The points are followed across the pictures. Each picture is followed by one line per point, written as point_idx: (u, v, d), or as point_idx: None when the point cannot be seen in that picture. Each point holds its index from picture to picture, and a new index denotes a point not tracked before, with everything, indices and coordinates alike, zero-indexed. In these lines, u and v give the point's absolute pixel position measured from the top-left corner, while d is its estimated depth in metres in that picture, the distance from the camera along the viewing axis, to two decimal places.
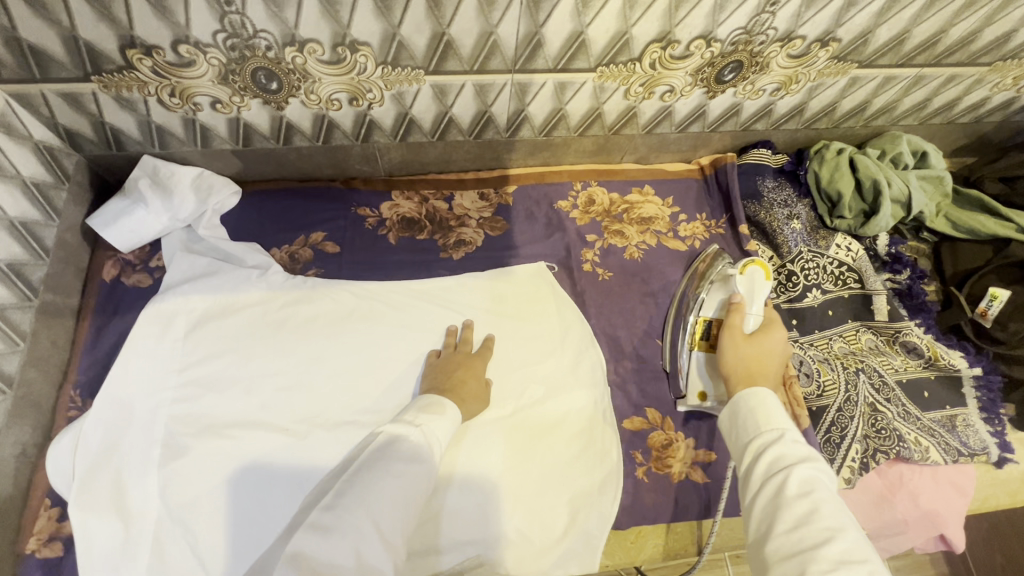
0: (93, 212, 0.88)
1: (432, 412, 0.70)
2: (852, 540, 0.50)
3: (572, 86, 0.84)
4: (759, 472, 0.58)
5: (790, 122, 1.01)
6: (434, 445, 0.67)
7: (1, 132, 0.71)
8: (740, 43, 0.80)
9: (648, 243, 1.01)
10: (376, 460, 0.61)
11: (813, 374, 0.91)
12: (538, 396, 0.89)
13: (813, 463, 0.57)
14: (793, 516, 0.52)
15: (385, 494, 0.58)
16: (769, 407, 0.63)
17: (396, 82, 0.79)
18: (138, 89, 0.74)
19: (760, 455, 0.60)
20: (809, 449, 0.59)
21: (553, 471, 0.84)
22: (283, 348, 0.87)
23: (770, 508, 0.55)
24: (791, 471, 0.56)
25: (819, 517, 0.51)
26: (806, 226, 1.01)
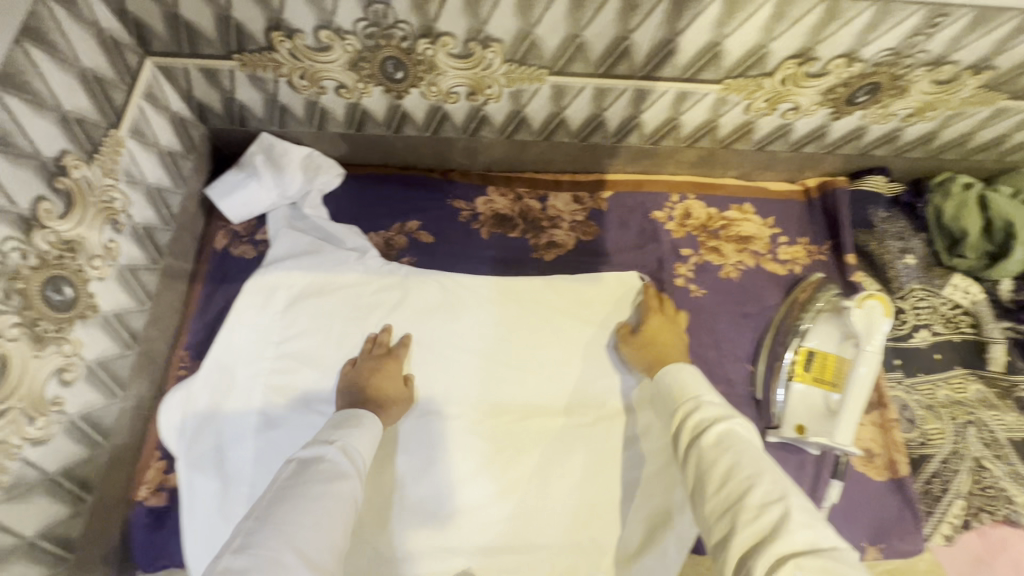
0: (211, 182, 0.92)
1: (349, 426, 0.68)
2: (771, 481, 0.52)
3: (693, 97, 0.82)
4: (686, 438, 0.61)
5: (915, 150, 0.94)
6: (356, 463, 0.64)
7: (146, 101, 0.75)
8: (884, 65, 0.75)
9: (745, 263, 0.97)
10: (294, 486, 0.56)
11: (916, 419, 0.86)
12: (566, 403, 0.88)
13: (725, 418, 0.59)
14: (718, 476, 0.55)
15: (310, 518, 0.53)
16: (684, 377, 0.68)
17: (518, 80, 0.78)
18: (272, 69, 0.76)
19: (683, 423, 0.62)
20: (718, 406, 0.62)
21: (565, 480, 0.84)
22: (371, 332, 0.89)
23: (702, 471, 0.57)
24: (708, 435, 0.58)
25: (739, 474, 0.53)
26: (919, 262, 0.95)
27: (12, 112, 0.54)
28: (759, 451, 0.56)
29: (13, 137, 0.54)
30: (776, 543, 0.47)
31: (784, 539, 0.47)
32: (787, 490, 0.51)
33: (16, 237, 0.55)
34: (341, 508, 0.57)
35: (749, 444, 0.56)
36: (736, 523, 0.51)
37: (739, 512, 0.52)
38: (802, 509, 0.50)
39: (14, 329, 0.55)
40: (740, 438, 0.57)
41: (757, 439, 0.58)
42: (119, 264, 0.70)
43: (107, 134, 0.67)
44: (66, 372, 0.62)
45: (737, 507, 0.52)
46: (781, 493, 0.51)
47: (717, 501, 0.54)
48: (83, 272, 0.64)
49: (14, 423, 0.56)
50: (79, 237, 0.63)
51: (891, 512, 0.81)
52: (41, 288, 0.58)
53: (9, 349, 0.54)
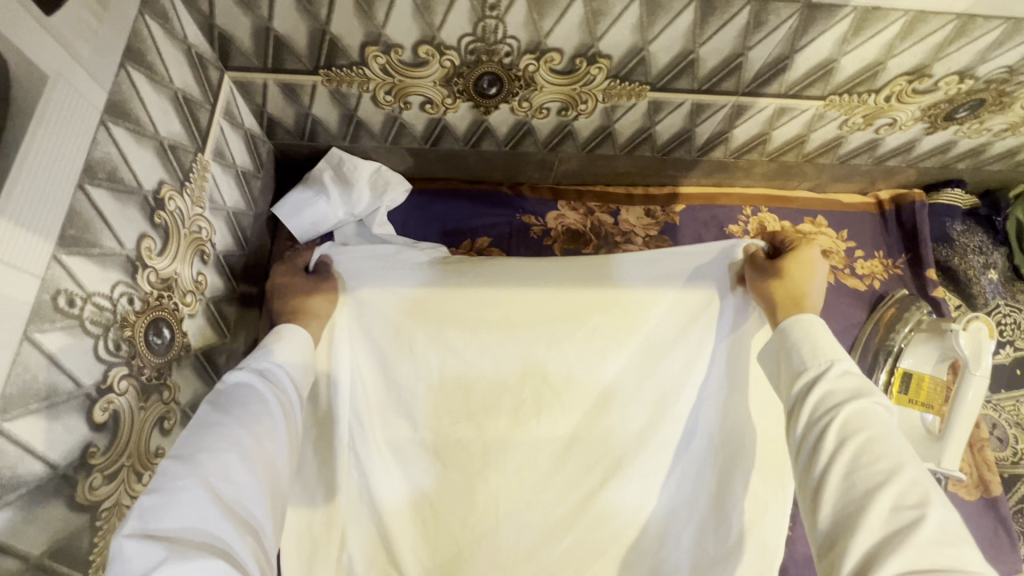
0: (278, 202, 0.86)
1: (264, 346, 0.61)
2: (912, 480, 0.45)
3: (792, 112, 0.79)
4: (808, 415, 0.51)
5: (996, 163, 0.93)
6: (277, 381, 0.58)
7: (226, 120, 0.70)
8: (994, 82, 0.73)
9: (825, 279, 0.94)
10: (216, 412, 0.51)
11: (1008, 438, 0.87)
12: (540, 421, 0.78)
13: (868, 398, 0.50)
14: (845, 461, 0.47)
15: (230, 443, 0.48)
16: (816, 338, 0.56)
17: (615, 96, 0.75)
18: (358, 85, 0.72)
19: (810, 398, 0.52)
20: (864, 388, 0.51)
21: (521, 505, 0.77)
22: (441, 353, 0.76)
23: (825, 461, 0.48)
24: (846, 408, 0.49)
25: (868, 469, 0.46)
26: (1001, 277, 0.95)
27: (119, 144, 0.49)
28: (900, 447, 0.47)
29: (120, 172, 0.49)
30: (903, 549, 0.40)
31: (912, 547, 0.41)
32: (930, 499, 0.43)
33: (124, 281, 0.50)
34: (265, 436, 0.52)
35: (885, 433, 0.48)
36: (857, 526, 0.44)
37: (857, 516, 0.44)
38: (945, 522, 0.42)
39: (123, 383, 0.50)
40: (879, 427, 0.48)
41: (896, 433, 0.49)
42: (205, 298, 0.66)
43: (196, 159, 0.62)
44: (166, 420, 0.58)
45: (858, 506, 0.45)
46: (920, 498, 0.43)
47: (837, 496, 0.46)
48: (178, 310, 0.59)
49: (125, 482, 0.51)
50: (175, 274, 0.59)
51: (986, 532, 0.81)
52: (145, 334, 0.53)
53: (119, 405, 0.50)
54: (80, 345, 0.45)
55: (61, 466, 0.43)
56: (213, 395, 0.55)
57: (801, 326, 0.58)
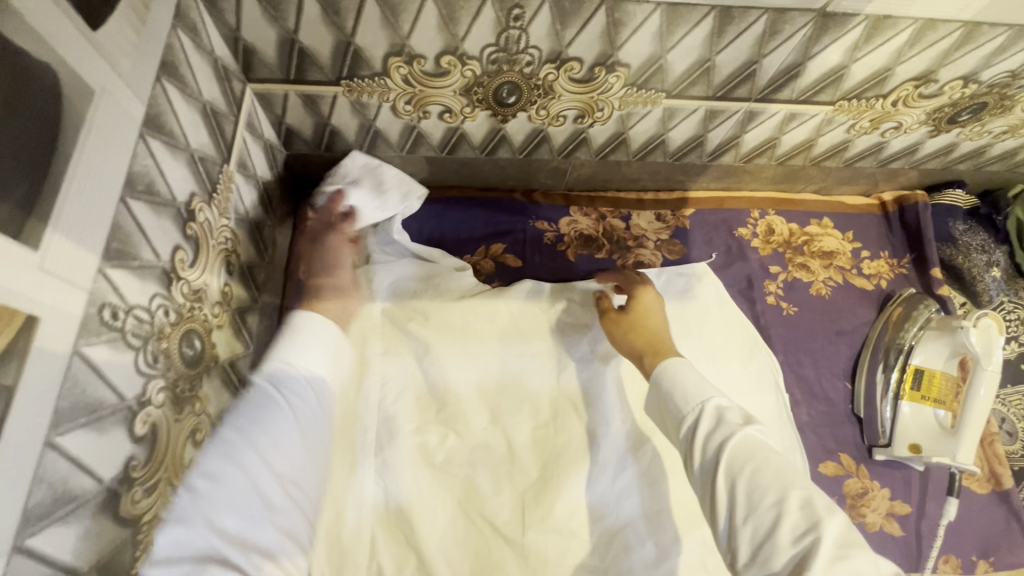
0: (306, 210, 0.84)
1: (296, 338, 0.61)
2: (802, 496, 0.46)
3: (801, 117, 0.81)
4: (699, 456, 0.52)
5: (996, 164, 0.96)
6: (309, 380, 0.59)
7: (248, 131, 0.70)
8: (997, 86, 0.75)
9: (833, 280, 0.96)
10: (254, 413, 0.53)
11: (1016, 432, 0.89)
12: (545, 428, 0.81)
13: (742, 426, 0.52)
14: (742, 500, 0.47)
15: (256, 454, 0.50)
16: (684, 380, 0.59)
17: (631, 104, 0.76)
18: (379, 95, 0.72)
19: (698, 441, 0.53)
20: (735, 416, 0.54)
21: (534, 516, 0.75)
22: (461, 349, 0.84)
23: (723, 501, 0.48)
24: (730, 445, 0.50)
25: (762, 489, 0.47)
26: (1004, 274, 0.97)
27: (155, 157, 0.49)
28: (784, 463, 0.49)
29: (157, 185, 0.50)
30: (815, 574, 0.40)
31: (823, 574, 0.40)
32: (823, 516, 0.44)
33: (161, 293, 0.50)
34: (287, 451, 0.53)
35: (769, 454, 0.49)
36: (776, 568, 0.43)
37: (770, 555, 0.43)
38: (846, 534, 0.43)
39: (160, 395, 0.50)
40: (764, 450, 0.50)
41: (776, 451, 0.51)
42: (232, 309, 0.66)
43: (222, 170, 0.62)
44: (198, 432, 0.58)
45: (768, 542, 0.44)
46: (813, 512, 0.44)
47: (750, 537, 0.46)
48: (207, 321, 0.60)
49: (162, 495, 0.51)
50: (204, 285, 0.59)
51: (998, 524, 0.83)
52: (179, 346, 0.53)
53: (157, 418, 0.50)
54: (123, 358, 0.45)
55: (106, 479, 0.43)
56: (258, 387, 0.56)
57: (671, 372, 0.61)
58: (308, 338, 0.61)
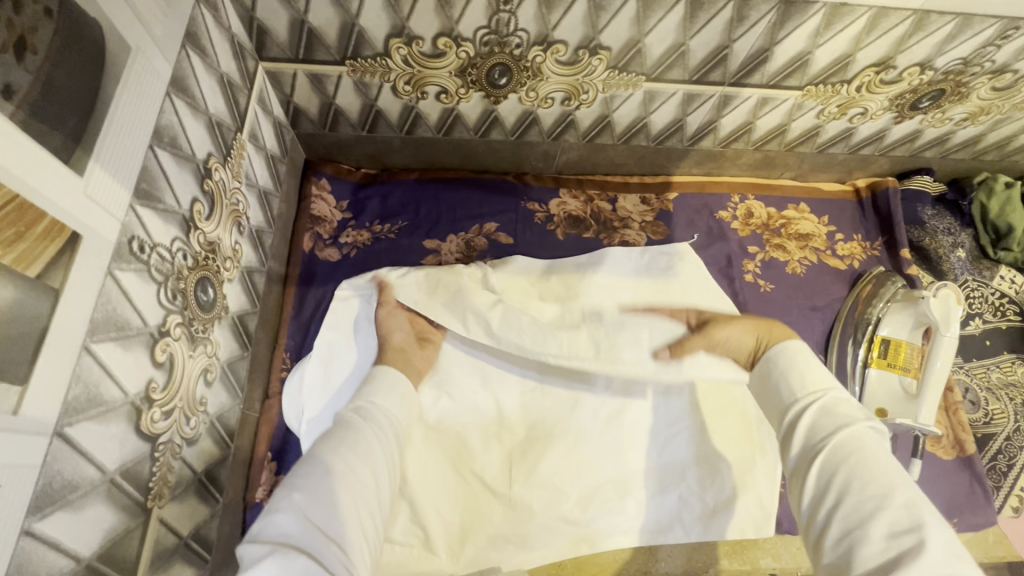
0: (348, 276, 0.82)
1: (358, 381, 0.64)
2: (903, 503, 0.45)
3: (773, 102, 0.87)
4: (797, 441, 0.54)
5: (960, 152, 1.02)
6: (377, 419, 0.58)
7: (259, 106, 0.76)
8: (952, 73, 0.81)
9: (808, 259, 1.02)
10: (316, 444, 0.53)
11: (979, 401, 0.93)
12: (530, 395, 0.84)
13: (860, 420, 0.53)
14: (843, 490, 0.48)
15: (327, 466, 0.49)
16: (802, 367, 0.59)
17: (614, 86, 0.82)
18: (381, 75, 0.78)
19: (797, 430, 0.55)
20: (850, 410, 0.54)
21: (520, 471, 0.80)
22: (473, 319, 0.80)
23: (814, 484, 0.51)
24: (837, 436, 0.51)
25: (862, 483, 0.47)
26: (969, 255, 1.03)
27: (179, 114, 0.55)
28: (892, 463, 0.49)
29: (179, 140, 0.55)
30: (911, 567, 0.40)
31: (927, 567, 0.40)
32: (927, 519, 0.43)
33: (180, 237, 0.55)
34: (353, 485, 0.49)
35: (877, 451, 0.50)
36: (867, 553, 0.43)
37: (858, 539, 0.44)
38: (944, 537, 0.42)
39: (177, 329, 0.55)
40: (873, 445, 0.50)
41: (891, 455, 0.51)
42: (241, 267, 0.71)
43: (235, 137, 0.68)
44: (208, 372, 0.63)
45: (860, 529, 0.45)
46: (911, 510, 0.44)
47: (840, 522, 0.47)
48: (219, 273, 0.65)
49: (176, 422, 0.56)
50: (217, 239, 0.64)
51: (963, 488, 0.87)
52: (194, 289, 0.59)
53: (175, 349, 0.55)
54: (147, 288, 0.50)
55: (131, 393, 0.48)
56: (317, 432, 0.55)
57: (791, 353, 0.62)
58: (385, 383, 0.65)
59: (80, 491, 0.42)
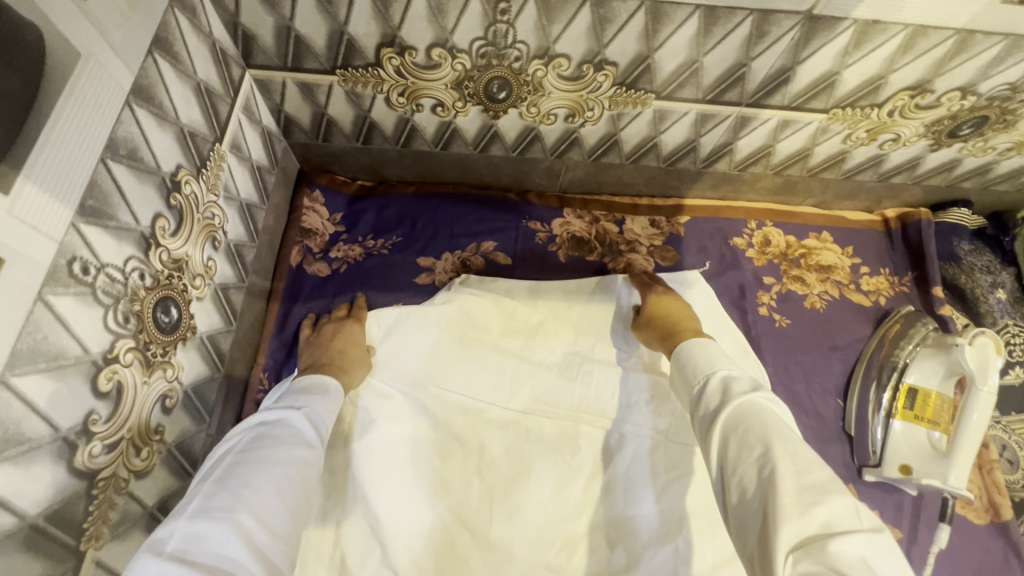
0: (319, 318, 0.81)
1: (313, 391, 0.63)
2: (781, 455, 0.45)
3: (795, 124, 0.80)
4: (701, 417, 0.55)
5: (1003, 183, 0.93)
6: (320, 434, 0.59)
7: (244, 115, 0.73)
8: (997, 99, 0.74)
9: (829, 294, 0.94)
10: (253, 453, 0.50)
11: (1018, 461, 0.84)
12: (516, 429, 0.78)
13: (745, 393, 0.53)
14: (734, 451, 0.48)
15: (271, 483, 0.48)
16: (705, 354, 0.61)
17: (621, 104, 0.77)
18: (373, 86, 0.74)
19: (700, 406, 0.56)
20: (739, 386, 0.54)
21: (503, 509, 0.73)
22: (465, 347, 0.81)
23: (715, 458, 0.50)
24: (726, 413, 0.52)
25: (742, 442, 0.48)
26: (1010, 296, 0.94)
27: (141, 124, 0.51)
28: (782, 426, 0.49)
29: (140, 152, 0.52)
30: (781, 520, 0.41)
31: (793, 518, 0.41)
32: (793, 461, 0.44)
33: (137, 256, 0.52)
34: (285, 501, 0.48)
35: (770, 416, 0.50)
36: (752, 511, 0.44)
37: (748, 495, 0.45)
38: (814, 479, 0.43)
39: (129, 354, 0.51)
40: (763, 412, 0.50)
41: (781, 418, 0.51)
42: (214, 283, 0.68)
43: (213, 148, 0.65)
44: (167, 398, 0.59)
45: (745, 489, 0.46)
46: (784, 463, 0.44)
47: (734, 483, 0.47)
48: (187, 292, 0.61)
49: (123, 455, 0.52)
50: (186, 255, 0.60)
51: (997, 558, 0.78)
52: (153, 311, 0.55)
53: (125, 376, 0.51)
54: (90, 313, 0.46)
55: (63, 428, 0.44)
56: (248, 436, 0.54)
57: (694, 347, 0.64)
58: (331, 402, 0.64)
59: None
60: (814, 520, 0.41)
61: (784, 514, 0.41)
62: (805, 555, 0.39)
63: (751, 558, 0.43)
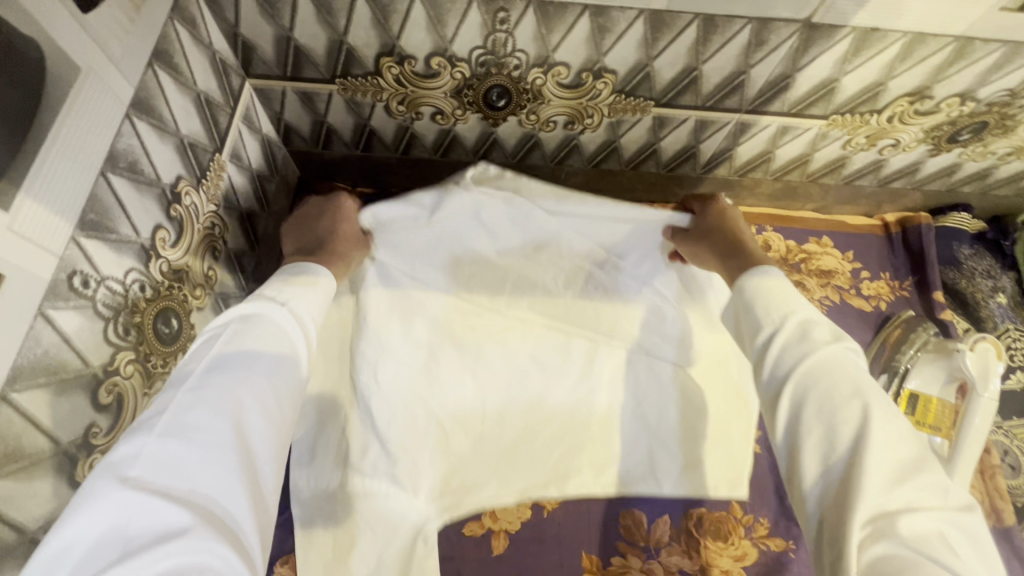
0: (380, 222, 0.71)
1: (300, 283, 0.54)
2: (871, 415, 0.44)
3: (795, 130, 0.80)
4: (770, 368, 0.51)
5: (1002, 188, 0.93)
6: (306, 329, 0.52)
7: (244, 124, 0.73)
8: (996, 105, 0.74)
9: (830, 299, 0.94)
10: (225, 361, 0.44)
11: (1020, 466, 0.84)
12: (505, 369, 0.83)
13: (835, 344, 0.50)
14: (816, 413, 0.46)
15: (251, 396, 0.43)
16: (772, 289, 0.55)
17: (621, 111, 0.77)
18: (372, 94, 0.74)
19: (770, 355, 0.52)
20: (821, 335, 0.51)
21: (496, 412, 0.82)
22: (466, 272, 0.80)
23: (785, 422, 0.48)
24: (811, 370, 0.48)
25: (837, 400, 0.46)
26: (1010, 300, 0.94)
27: (141, 137, 0.51)
28: (869, 386, 0.47)
29: (141, 164, 0.52)
30: (864, 493, 0.41)
31: (878, 490, 0.41)
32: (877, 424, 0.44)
33: (137, 268, 0.52)
34: (266, 416, 0.44)
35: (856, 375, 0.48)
36: (830, 476, 0.44)
37: (829, 463, 0.44)
38: (902, 457, 0.43)
39: (130, 366, 0.51)
40: (851, 372, 0.48)
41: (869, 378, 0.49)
42: (214, 293, 0.68)
43: (213, 157, 0.65)
44: None
45: (828, 451, 0.44)
46: (879, 429, 0.44)
47: (812, 446, 0.46)
48: (187, 302, 0.61)
49: None
50: (186, 266, 0.60)
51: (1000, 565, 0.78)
52: (153, 322, 0.55)
53: (126, 389, 0.51)
54: (91, 326, 0.46)
55: (64, 443, 0.44)
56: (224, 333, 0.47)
57: (761, 280, 0.57)
58: (318, 294, 0.55)
59: None
60: (897, 497, 0.41)
61: (871, 487, 0.41)
62: (885, 533, 0.39)
63: (817, 529, 0.44)
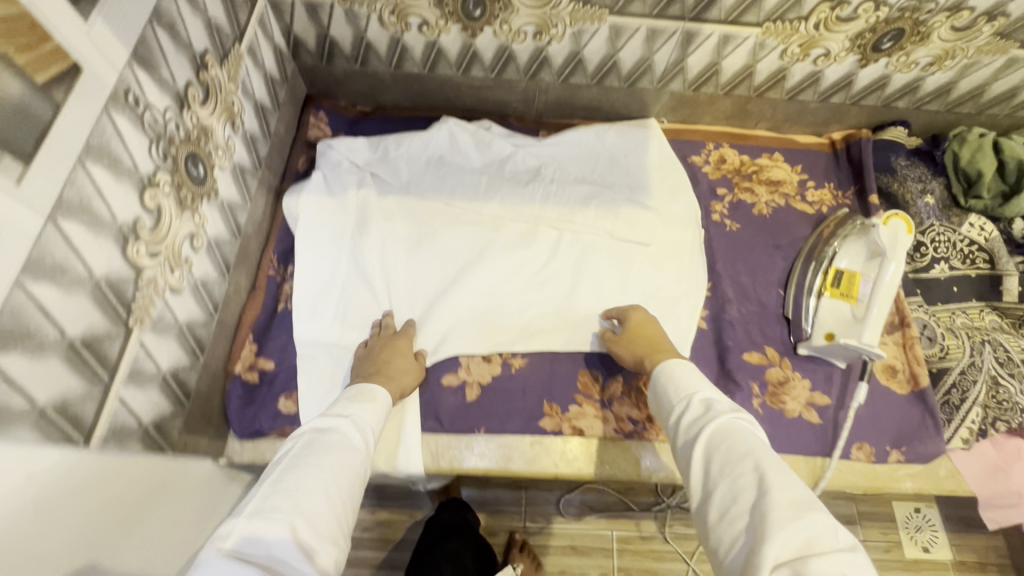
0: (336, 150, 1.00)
1: (361, 400, 0.69)
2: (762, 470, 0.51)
3: (735, 40, 0.92)
4: (682, 436, 0.61)
5: (933, 103, 1.04)
6: (365, 437, 0.64)
7: (260, 29, 0.86)
8: (907, 10, 0.85)
9: (776, 202, 1.05)
10: (305, 453, 0.57)
11: (937, 337, 0.94)
12: (479, 250, 0.97)
13: (728, 412, 0.59)
14: (719, 469, 0.54)
15: (317, 487, 0.54)
16: (678, 375, 0.66)
17: (580, 20, 0.89)
18: (368, 4, 0.88)
19: (684, 420, 0.61)
20: (722, 405, 0.61)
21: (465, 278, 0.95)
22: (456, 191, 1.01)
23: (699, 477, 0.56)
24: (709, 432, 0.57)
25: (738, 459, 0.53)
26: (938, 203, 1.04)
27: (178, 5, 0.65)
28: (757, 441, 0.55)
29: (177, 28, 0.65)
30: (766, 538, 0.46)
31: (776, 534, 0.46)
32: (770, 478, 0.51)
33: (173, 109, 0.65)
34: (326, 503, 0.53)
35: (747, 435, 0.56)
36: (736, 532, 0.50)
37: (733, 517, 0.51)
38: (793, 496, 0.49)
39: (167, 186, 0.65)
40: (740, 432, 0.56)
41: (759, 435, 0.57)
42: (232, 160, 0.81)
43: (233, 46, 0.78)
44: (196, 238, 0.72)
45: (731, 513, 0.51)
46: (772, 479, 0.51)
47: (718, 501, 0.53)
48: (211, 157, 0.74)
49: (161, 265, 0.65)
50: (211, 126, 0.74)
51: (913, 419, 0.88)
52: (185, 161, 0.68)
53: (163, 201, 0.64)
54: (140, 138, 0.60)
55: (120, 219, 0.58)
56: (303, 443, 0.59)
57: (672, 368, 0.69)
58: (373, 410, 0.69)
59: (70, 279, 0.52)
60: (794, 540, 0.46)
61: (769, 533, 0.46)
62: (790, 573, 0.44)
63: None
